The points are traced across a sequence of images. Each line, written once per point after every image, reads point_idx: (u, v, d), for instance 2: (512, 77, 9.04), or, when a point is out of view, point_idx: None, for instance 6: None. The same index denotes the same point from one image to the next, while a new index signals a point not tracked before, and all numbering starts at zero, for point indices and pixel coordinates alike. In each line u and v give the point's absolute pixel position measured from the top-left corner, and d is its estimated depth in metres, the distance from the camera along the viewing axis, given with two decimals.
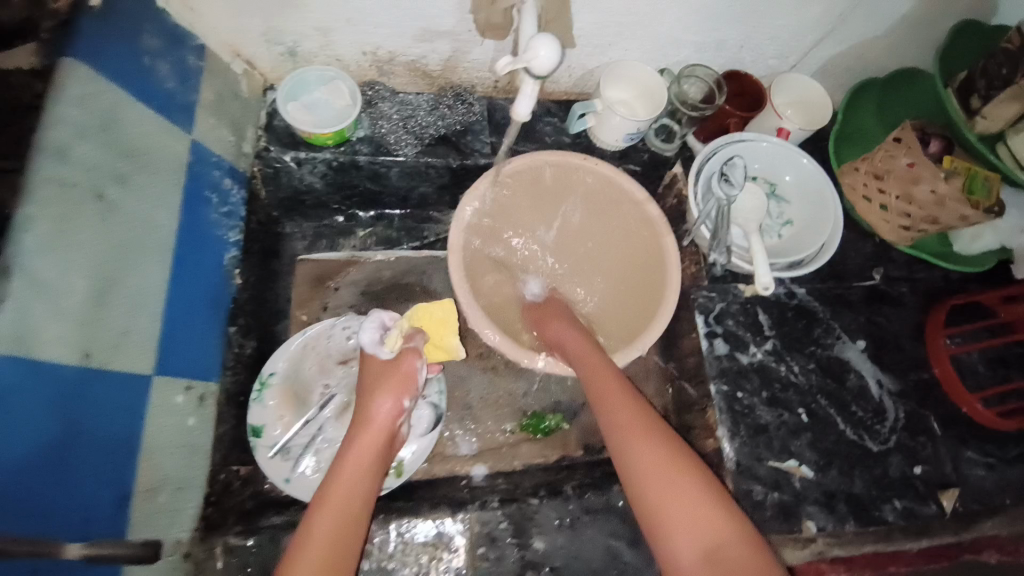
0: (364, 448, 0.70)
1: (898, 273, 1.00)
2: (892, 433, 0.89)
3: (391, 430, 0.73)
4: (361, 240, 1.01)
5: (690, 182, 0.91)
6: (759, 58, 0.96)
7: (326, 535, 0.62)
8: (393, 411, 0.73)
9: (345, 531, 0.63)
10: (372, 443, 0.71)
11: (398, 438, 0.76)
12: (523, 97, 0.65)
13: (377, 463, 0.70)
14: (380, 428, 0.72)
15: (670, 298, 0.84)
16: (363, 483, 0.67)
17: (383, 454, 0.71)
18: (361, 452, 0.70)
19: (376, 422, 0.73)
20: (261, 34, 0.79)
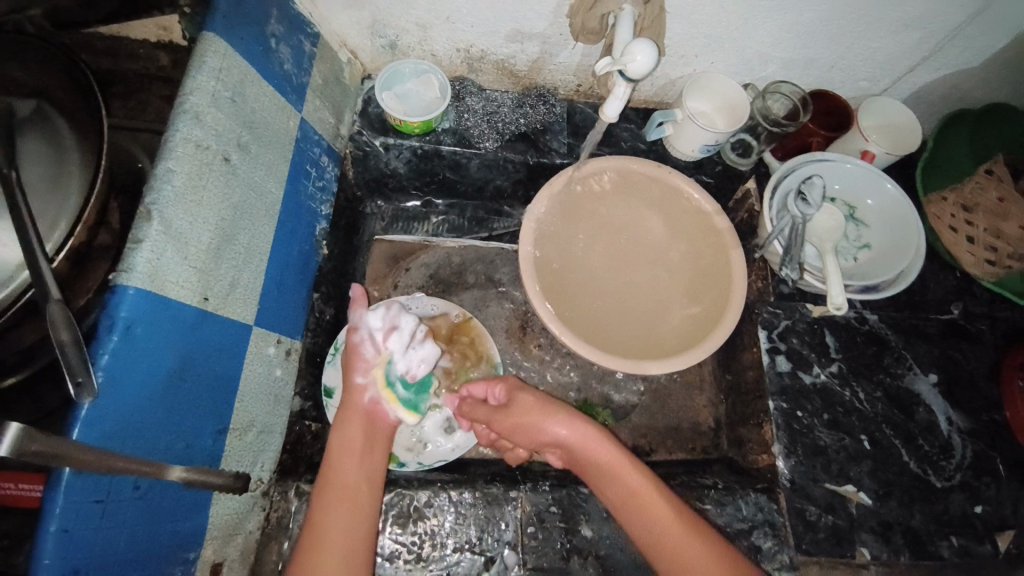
0: (352, 431, 0.74)
1: (979, 309, 0.96)
2: (958, 471, 0.85)
3: (369, 405, 0.76)
4: (434, 226, 1.06)
5: (766, 197, 0.91)
6: (847, 79, 0.95)
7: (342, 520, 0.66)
8: (360, 389, 0.77)
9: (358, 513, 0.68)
10: (355, 421, 0.75)
11: (384, 415, 0.77)
12: (613, 97, 0.71)
13: (368, 437, 0.74)
14: (358, 408, 0.75)
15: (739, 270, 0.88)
16: (361, 462, 0.72)
17: (371, 429, 0.75)
18: (350, 438, 0.73)
19: (353, 402, 0.76)
20: (368, 27, 0.85)
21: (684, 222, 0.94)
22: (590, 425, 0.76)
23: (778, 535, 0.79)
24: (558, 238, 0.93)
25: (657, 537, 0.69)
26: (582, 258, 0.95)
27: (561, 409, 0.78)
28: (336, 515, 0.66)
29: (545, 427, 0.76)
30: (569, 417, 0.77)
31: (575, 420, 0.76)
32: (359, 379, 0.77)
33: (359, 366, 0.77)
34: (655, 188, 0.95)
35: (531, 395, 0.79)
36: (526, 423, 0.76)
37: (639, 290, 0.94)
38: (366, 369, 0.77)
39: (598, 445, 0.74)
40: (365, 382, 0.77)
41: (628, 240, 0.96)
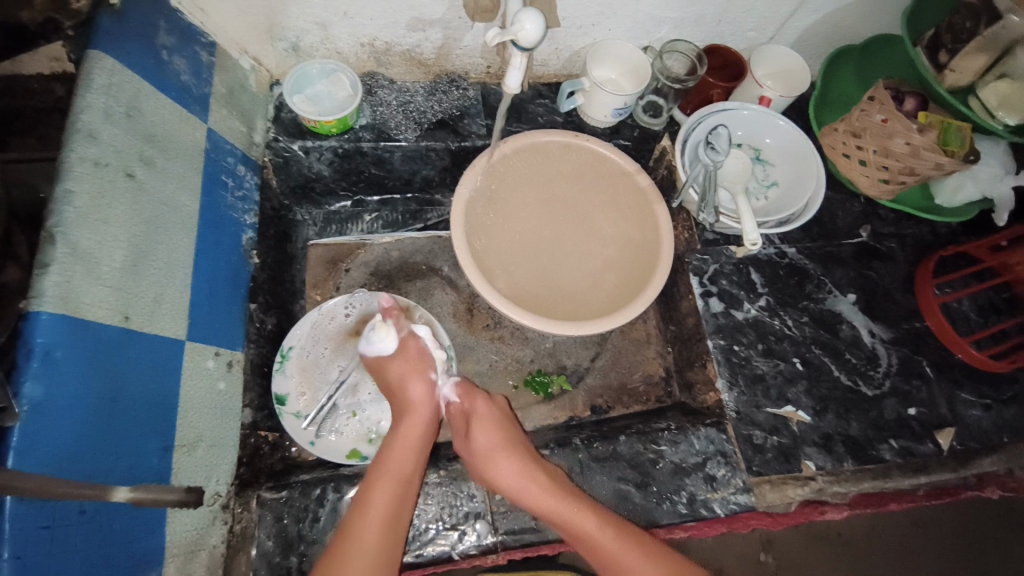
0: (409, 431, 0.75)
1: (886, 229, 1.04)
2: (887, 377, 0.92)
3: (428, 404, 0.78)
4: (368, 225, 1.05)
5: (678, 152, 0.96)
6: (737, 32, 1.01)
7: (387, 498, 0.68)
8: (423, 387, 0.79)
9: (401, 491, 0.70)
10: (415, 425, 0.76)
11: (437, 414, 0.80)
12: (512, 69, 0.72)
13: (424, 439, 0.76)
14: (418, 408, 0.78)
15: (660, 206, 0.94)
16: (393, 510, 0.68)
17: (427, 430, 0.77)
18: (408, 435, 0.75)
19: (415, 402, 0.78)
20: (266, 31, 0.85)
21: (604, 178, 0.98)
22: (530, 461, 0.74)
23: (730, 462, 0.83)
24: (486, 222, 0.94)
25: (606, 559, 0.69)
26: (510, 237, 0.96)
27: (509, 446, 0.75)
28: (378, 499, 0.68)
29: (496, 466, 0.74)
30: (517, 460, 0.74)
31: (519, 461, 0.74)
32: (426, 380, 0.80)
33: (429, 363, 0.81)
34: (570, 153, 0.98)
35: (489, 426, 0.77)
36: (478, 455, 0.75)
37: (572, 259, 0.97)
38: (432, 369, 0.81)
39: (540, 486, 0.72)
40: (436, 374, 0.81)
41: (562, 213, 1.00)
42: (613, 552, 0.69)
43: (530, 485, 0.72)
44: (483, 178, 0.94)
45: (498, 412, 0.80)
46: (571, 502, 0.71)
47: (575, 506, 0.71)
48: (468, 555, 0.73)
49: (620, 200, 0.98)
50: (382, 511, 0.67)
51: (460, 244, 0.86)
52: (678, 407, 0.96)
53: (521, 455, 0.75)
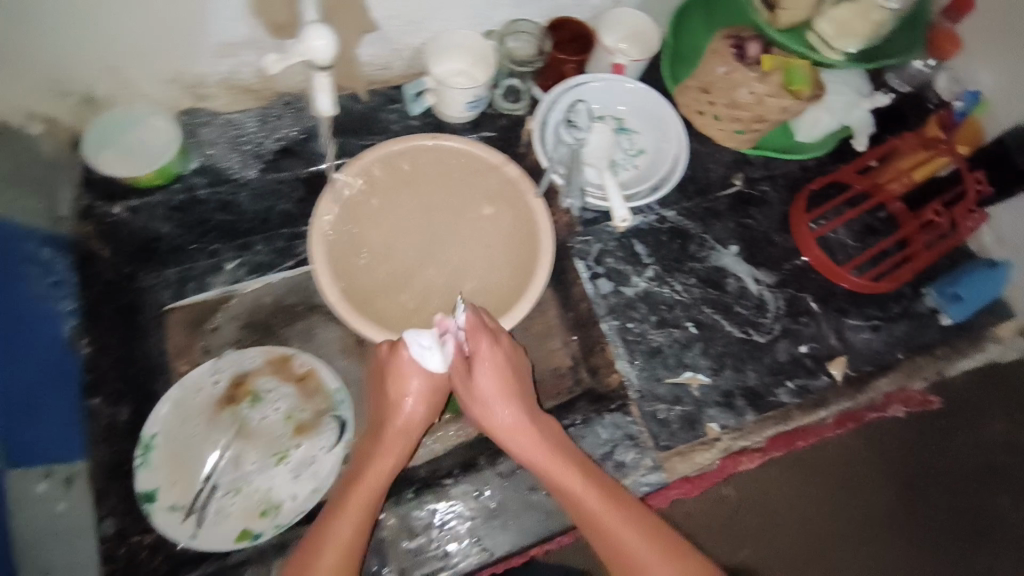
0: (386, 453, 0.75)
1: (758, 173, 1.04)
2: (776, 321, 0.94)
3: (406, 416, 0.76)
4: (231, 273, 0.95)
5: (538, 135, 0.92)
6: (579, 1, 0.96)
7: (359, 499, 0.71)
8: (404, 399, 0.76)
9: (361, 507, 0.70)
10: (399, 435, 0.76)
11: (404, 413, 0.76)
12: (319, 92, 0.64)
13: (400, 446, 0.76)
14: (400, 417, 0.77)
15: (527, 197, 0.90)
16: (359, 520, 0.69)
17: (398, 439, 0.76)
18: (383, 448, 0.75)
19: (395, 411, 0.76)
20: (47, 88, 0.74)
21: (468, 177, 0.93)
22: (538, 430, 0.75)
23: (638, 444, 0.83)
24: (355, 251, 0.89)
25: (603, 529, 0.70)
26: (388, 258, 0.92)
27: (516, 398, 0.77)
28: (346, 519, 0.69)
29: (500, 416, 0.76)
30: (519, 418, 0.76)
31: (519, 417, 0.76)
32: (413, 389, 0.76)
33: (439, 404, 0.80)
34: (428, 156, 0.92)
35: (491, 372, 0.76)
36: (481, 400, 0.77)
37: (454, 269, 0.93)
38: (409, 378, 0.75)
39: (549, 452, 0.74)
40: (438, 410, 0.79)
41: (436, 222, 0.95)
42: (610, 523, 0.70)
43: (538, 450, 0.74)
44: (344, 206, 0.88)
45: (501, 348, 0.76)
46: (582, 473, 0.73)
47: (583, 470, 0.73)
48: None
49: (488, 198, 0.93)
50: (356, 514, 0.70)
51: (326, 286, 0.81)
52: (587, 395, 0.95)
53: (537, 425, 0.76)
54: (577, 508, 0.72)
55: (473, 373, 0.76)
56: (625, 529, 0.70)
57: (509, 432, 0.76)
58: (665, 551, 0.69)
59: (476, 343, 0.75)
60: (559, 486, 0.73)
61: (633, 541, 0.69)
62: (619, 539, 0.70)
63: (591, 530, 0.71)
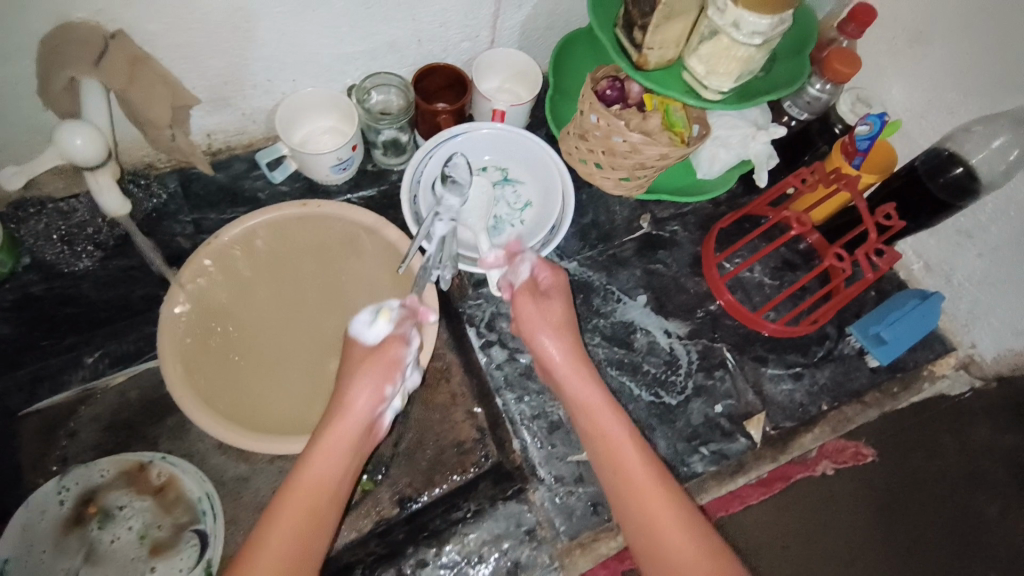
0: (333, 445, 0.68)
1: (665, 213, 0.97)
2: (689, 378, 0.86)
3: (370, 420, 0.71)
4: (91, 369, 0.82)
5: (408, 194, 0.83)
6: (448, 48, 0.88)
7: (303, 502, 0.64)
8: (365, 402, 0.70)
9: (314, 510, 0.65)
10: (348, 438, 0.69)
11: (379, 426, 0.73)
12: (103, 190, 0.64)
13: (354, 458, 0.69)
14: (360, 417, 0.70)
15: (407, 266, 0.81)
16: (304, 512, 0.64)
17: (359, 446, 0.70)
18: (343, 434, 0.69)
19: (353, 416, 0.70)
20: None
21: (343, 247, 0.85)
22: (617, 410, 0.72)
23: (536, 540, 0.77)
24: (214, 337, 0.80)
25: (631, 489, 0.67)
26: (253, 344, 0.83)
27: (569, 335, 0.76)
28: (288, 513, 0.63)
29: (548, 348, 0.74)
30: (572, 353, 0.74)
31: (571, 351, 0.75)
32: (382, 389, 0.71)
33: (398, 372, 0.72)
34: (297, 227, 0.83)
35: (552, 301, 0.76)
36: (526, 326, 0.75)
37: (328, 353, 0.85)
38: (395, 379, 0.72)
39: (606, 409, 0.71)
40: (390, 394, 0.72)
41: (302, 305, 0.87)
42: (643, 482, 0.67)
43: (595, 394, 0.72)
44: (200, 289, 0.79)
45: (552, 300, 0.76)
46: (637, 443, 0.69)
47: (633, 436, 0.70)
48: None
49: (368, 268, 0.85)
50: (294, 518, 0.63)
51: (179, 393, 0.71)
52: (489, 473, 0.82)
53: (593, 372, 0.74)
54: (616, 466, 0.68)
55: (540, 301, 0.76)
56: (641, 469, 0.67)
57: (552, 364, 0.74)
58: (692, 522, 0.65)
59: (554, 277, 0.78)
60: (607, 439, 0.70)
61: (656, 513, 0.65)
62: (647, 509, 0.65)
63: (621, 488, 0.67)
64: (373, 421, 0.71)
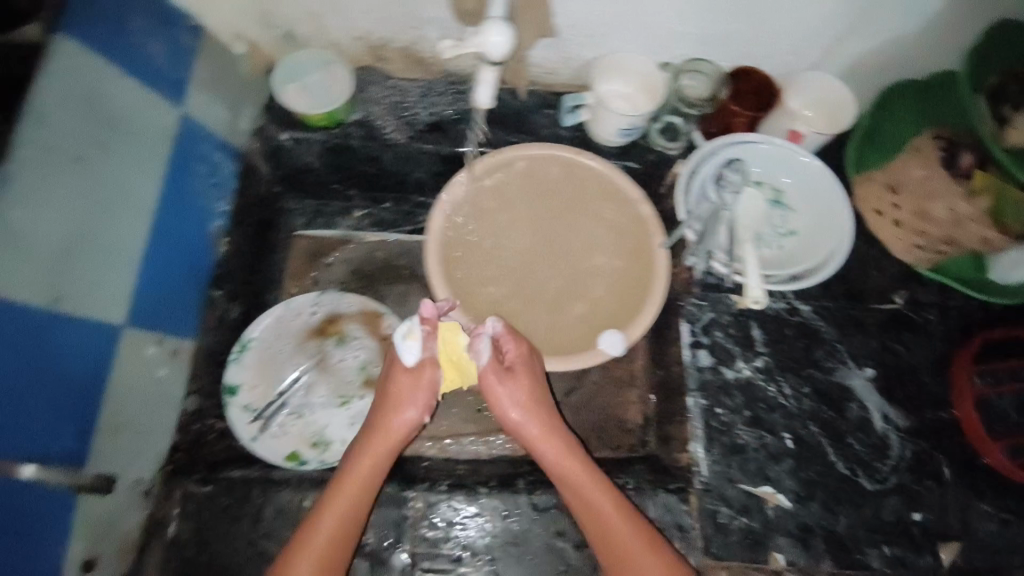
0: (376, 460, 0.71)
1: (926, 298, 0.89)
2: (893, 472, 0.80)
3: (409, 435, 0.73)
4: (356, 221, 1.03)
5: (681, 184, 0.86)
6: (771, 53, 0.87)
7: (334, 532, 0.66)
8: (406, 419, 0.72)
9: (349, 526, 0.67)
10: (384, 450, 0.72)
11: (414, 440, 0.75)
12: (482, 83, 0.64)
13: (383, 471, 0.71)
14: (402, 434, 0.72)
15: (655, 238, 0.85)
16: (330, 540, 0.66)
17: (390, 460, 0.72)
18: (372, 459, 0.71)
19: (399, 429, 0.72)
20: (260, 18, 0.83)
21: (597, 203, 0.90)
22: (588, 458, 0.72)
23: (686, 539, 0.75)
24: (472, 235, 0.89)
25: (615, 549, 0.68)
26: (499, 252, 0.89)
27: (540, 401, 0.74)
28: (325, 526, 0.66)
29: (510, 408, 0.73)
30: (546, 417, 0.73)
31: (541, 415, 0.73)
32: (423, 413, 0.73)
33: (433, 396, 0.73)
34: (567, 171, 0.90)
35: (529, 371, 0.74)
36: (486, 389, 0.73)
37: (555, 278, 0.89)
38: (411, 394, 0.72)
39: (580, 468, 0.71)
40: (427, 418, 0.73)
41: (556, 227, 0.91)
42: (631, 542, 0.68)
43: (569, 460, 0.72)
44: (473, 191, 0.89)
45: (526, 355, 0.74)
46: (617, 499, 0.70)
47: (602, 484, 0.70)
48: None
49: (614, 229, 0.89)
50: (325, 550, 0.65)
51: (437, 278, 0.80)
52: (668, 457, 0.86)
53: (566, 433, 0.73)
54: (604, 540, 0.68)
55: (502, 379, 0.72)
56: (632, 535, 0.68)
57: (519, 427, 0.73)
58: None
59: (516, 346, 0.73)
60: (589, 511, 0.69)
61: None
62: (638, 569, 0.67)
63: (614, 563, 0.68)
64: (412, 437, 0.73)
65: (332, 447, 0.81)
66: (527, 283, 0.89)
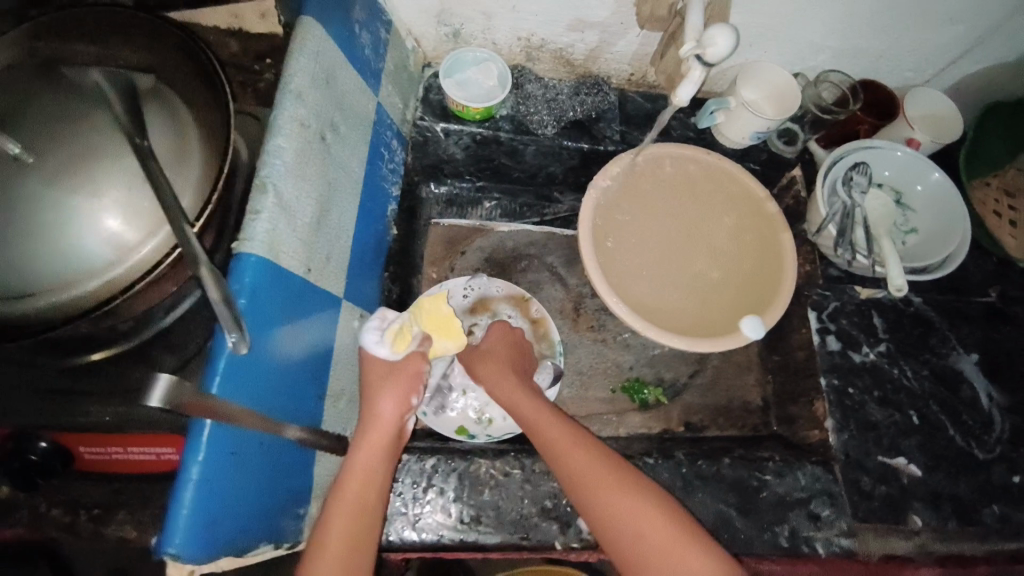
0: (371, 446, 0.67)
1: (1018, 292, 0.99)
2: (999, 443, 0.89)
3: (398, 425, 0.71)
4: (487, 211, 1.09)
5: (819, 177, 0.92)
6: (894, 70, 0.98)
7: (346, 518, 0.62)
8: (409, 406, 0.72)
9: (362, 513, 0.63)
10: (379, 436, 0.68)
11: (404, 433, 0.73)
12: (687, 81, 0.70)
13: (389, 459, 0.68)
14: (389, 423, 0.70)
15: (784, 234, 0.93)
16: (350, 525, 0.61)
17: (390, 449, 0.69)
18: (369, 445, 0.67)
19: (381, 420, 0.69)
20: (434, 16, 0.88)
21: (724, 200, 0.97)
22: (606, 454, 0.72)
23: (836, 504, 0.82)
24: (616, 221, 0.95)
25: (653, 545, 0.64)
26: (636, 238, 0.96)
27: (532, 395, 0.79)
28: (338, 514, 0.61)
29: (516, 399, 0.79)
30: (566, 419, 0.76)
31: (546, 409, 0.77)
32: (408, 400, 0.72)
33: (420, 384, 0.74)
34: (699, 168, 0.97)
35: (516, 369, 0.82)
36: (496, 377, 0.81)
37: (688, 267, 0.96)
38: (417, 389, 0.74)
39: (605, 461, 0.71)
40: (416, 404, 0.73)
41: (684, 217, 0.98)
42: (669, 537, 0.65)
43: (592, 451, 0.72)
44: (618, 180, 0.95)
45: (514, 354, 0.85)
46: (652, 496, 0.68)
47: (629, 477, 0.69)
48: (571, 546, 0.75)
49: (744, 224, 0.96)
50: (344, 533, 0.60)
51: (591, 265, 0.87)
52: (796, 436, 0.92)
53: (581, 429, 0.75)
54: (642, 539, 0.65)
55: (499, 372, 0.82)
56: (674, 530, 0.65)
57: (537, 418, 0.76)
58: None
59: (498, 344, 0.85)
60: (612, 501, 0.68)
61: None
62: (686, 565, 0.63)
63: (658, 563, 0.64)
64: (400, 429, 0.71)
65: (494, 421, 0.87)
66: (661, 270, 0.95)
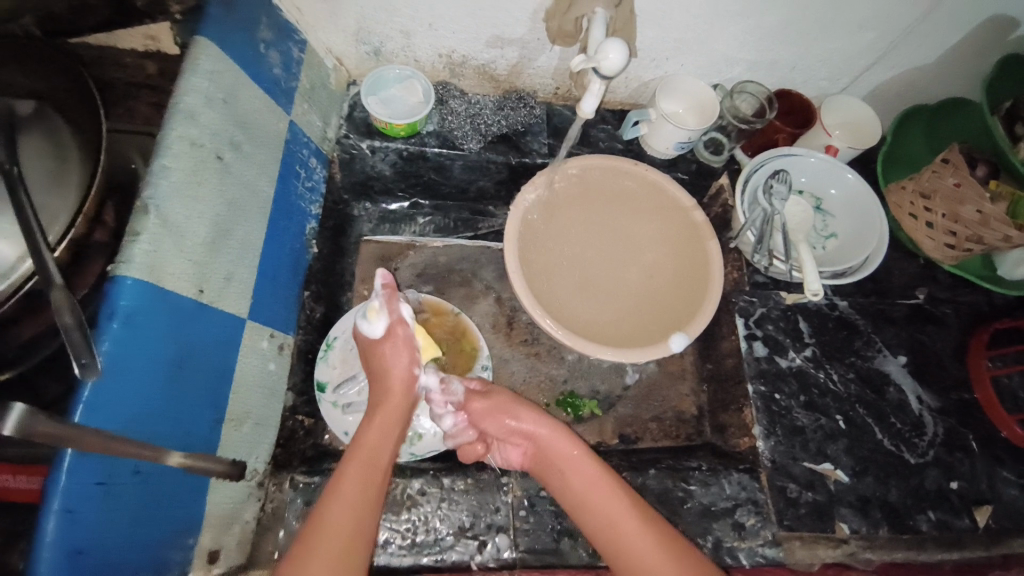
0: (375, 433, 0.71)
1: (942, 293, 1.01)
2: (931, 447, 0.89)
3: (407, 385, 0.75)
4: (420, 227, 1.07)
5: (737, 193, 0.94)
6: (809, 80, 1.01)
7: (345, 512, 0.64)
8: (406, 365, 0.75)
9: (362, 507, 0.66)
10: (386, 409, 0.73)
11: (417, 394, 0.77)
12: (589, 94, 0.72)
13: (394, 433, 0.73)
14: (397, 389, 0.74)
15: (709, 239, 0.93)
16: (348, 517, 0.64)
17: (400, 416, 0.74)
18: (377, 420, 0.72)
19: (389, 384, 0.74)
20: (352, 35, 0.89)
21: (651, 209, 0.98)
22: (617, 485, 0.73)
23: (761, 512, 0.83)
24: (544, 235, 0.95)
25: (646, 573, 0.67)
26: (565, 253, 0.96)
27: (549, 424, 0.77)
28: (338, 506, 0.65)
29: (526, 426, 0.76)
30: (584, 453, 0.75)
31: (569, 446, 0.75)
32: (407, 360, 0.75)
33: (411, 345, 0.76)
34: (623, 178, 0.98)
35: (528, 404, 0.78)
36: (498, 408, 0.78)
37: (617, 278, 0.96)
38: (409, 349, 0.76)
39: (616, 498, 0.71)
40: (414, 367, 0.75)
41: (611, 229, 0.99)
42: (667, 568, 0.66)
43: (601, 485, 0.72)
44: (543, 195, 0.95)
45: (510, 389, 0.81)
46: (651, 525, 0.70)
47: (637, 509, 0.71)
48: (487, 566, 0.73)
49: (669, 232, 0.97)
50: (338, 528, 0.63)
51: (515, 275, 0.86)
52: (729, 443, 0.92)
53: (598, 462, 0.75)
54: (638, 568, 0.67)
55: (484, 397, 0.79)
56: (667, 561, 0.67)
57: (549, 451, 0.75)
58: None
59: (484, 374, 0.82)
60: (615, 533, 0.69)
61: None
62: None
63: None
64: (409, 391, 0.75)
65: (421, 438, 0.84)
66: (591, 283, 0.96)
